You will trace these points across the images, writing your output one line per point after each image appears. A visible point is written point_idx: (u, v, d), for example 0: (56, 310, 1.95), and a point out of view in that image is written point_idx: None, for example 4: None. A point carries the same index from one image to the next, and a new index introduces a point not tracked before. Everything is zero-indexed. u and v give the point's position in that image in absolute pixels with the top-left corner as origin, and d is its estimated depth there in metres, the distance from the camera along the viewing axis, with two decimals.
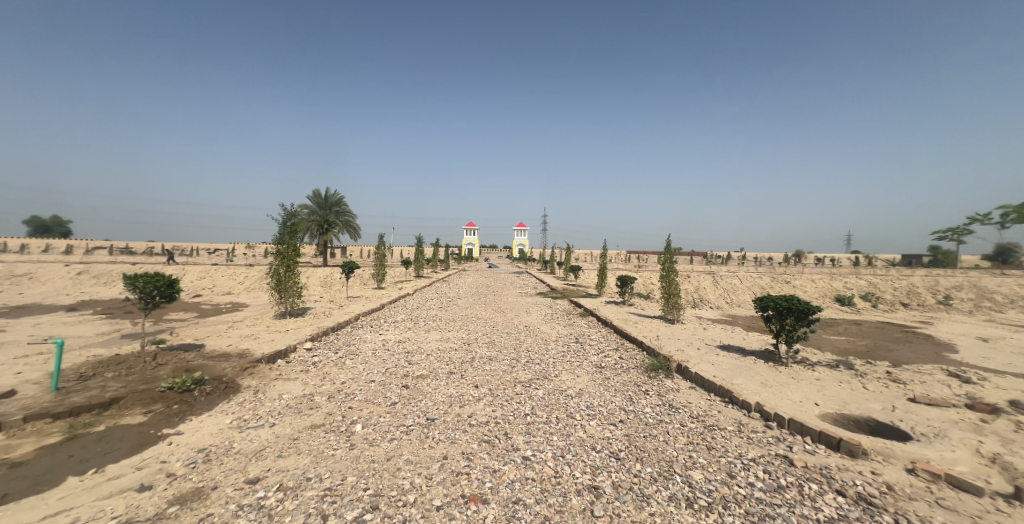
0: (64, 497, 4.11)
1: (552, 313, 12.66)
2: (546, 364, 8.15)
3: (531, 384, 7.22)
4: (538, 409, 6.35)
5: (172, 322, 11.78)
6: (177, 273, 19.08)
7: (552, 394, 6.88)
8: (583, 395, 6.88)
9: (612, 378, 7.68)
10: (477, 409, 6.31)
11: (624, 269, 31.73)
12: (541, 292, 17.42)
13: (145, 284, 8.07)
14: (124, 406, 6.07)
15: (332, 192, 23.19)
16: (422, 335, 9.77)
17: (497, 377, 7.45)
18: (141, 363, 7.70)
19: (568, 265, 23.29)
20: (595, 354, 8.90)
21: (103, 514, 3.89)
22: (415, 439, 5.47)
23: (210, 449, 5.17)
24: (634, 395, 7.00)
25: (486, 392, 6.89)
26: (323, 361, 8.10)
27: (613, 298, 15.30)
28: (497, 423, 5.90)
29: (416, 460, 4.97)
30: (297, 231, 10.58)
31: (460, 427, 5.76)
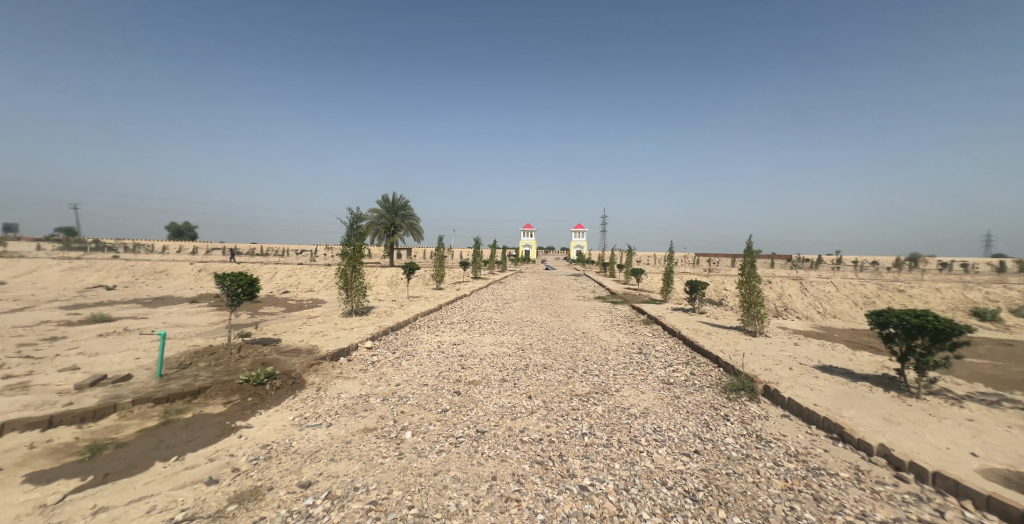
0: (148, 483, 4.24)
1: (611, 319, 11.63)
2: (606, 377, 7.30)
3: (588, 398, 6.46)
4: (597, 428, 5.59)
5: (261, 315, 12.84)
6: (270, 271, 21.09)
7: (613, 411, 6.07)
8: (649, 416, 5.96)
9: (684, 398, 6.60)
10: (530, 423, 5.73)
11: (694, 273, 29.02)
12: (600, 295, 16.30)
13: (231, 282, 8.76)
14: (210, 396, 6.47)
15: (397, 196, 24.01)
16: (476, 338, 9.44)
17: (553, 388, 6.80)
18: (228, 354, 8.29)
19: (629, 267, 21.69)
20: (662, 368, 7.83)
21: (174, 505, 3.88)
22: (464, 453, 5.02)
23: (272, 445, 5.20)
24: (711, 421, 5.89)
25: (540, 404, 6.27)
26: (381, 361, 8.09)
27: (683, 305, 13.72)
28: (551, 442, 5.27)
29: (463, 479, 4.52)
30: (363, 233, 10.80)
31: (511, 444, 5.21)
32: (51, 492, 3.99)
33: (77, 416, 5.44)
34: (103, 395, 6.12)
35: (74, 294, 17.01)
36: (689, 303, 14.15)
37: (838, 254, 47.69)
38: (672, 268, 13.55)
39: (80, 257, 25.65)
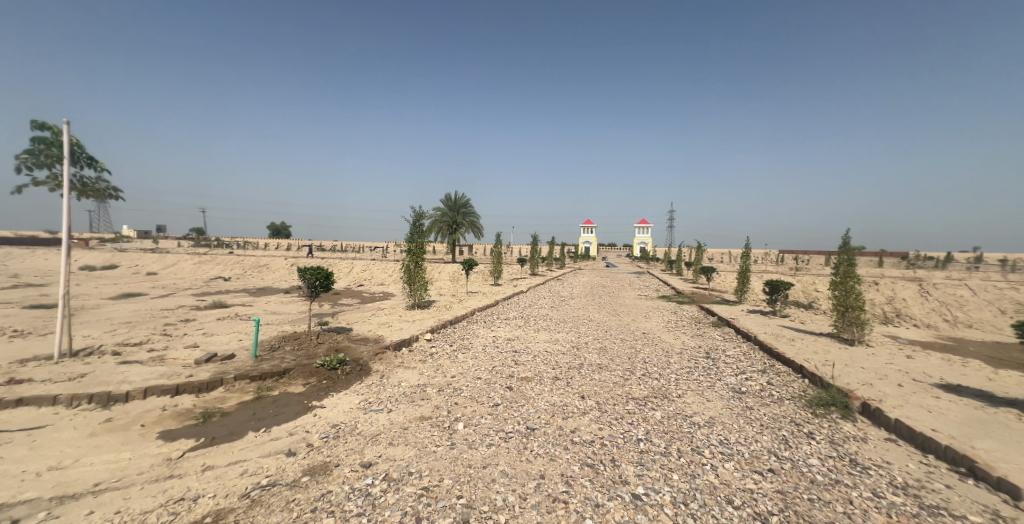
0: (241, 449, 3.78)
1: (676, 320, 10.87)
2: (667, 381, 6.80)
3: (645, 402, 6.01)
4: (654, 435, 4.98)
5: (339, 305, 13.96)
6: (349, 266, 22.91)
7: (671, 417, 5.52)
8: (715, 427, 5.26)
9: (758, 411, 5.76)
10: (581, 424, 5.30)
11: (780, 273, 26.22)
12: (666, 294, 15.38)
13: (311, 276, 9.60)
14: (293, 377, 7.03)
15: (459, 194, 24.66)
16: (531, 334, 9.40)
17: (607, 389, 6.50)
18: (309, 339, 9.19)
19: (700, 266, 20.24)
20: (732, 375, 7.12)
21: (258, 472, 3.41)
22: (513, 449, 4.45)
23: (341, 425, 4.57)
24: (791, 438, 4.96)
25: (593, 405, 5.93)
26: (439, 352, 8.38)
27: (761, 307, 12.44)
28: (603, 445, 4.69)
29: (512, 474, 3.88)
30: (425, 230, 11.21)
31: (561, 444, 4.66)
32: (166, 451, 3.61)
33: (196, 386, 4.97)
34: (213, 370, 6.94)
35: (198, 283, 19.99)
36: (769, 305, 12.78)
37: (975, 253, 39.93)
38: (747, 267, 12.34)
39: (205, 253, 30.15)
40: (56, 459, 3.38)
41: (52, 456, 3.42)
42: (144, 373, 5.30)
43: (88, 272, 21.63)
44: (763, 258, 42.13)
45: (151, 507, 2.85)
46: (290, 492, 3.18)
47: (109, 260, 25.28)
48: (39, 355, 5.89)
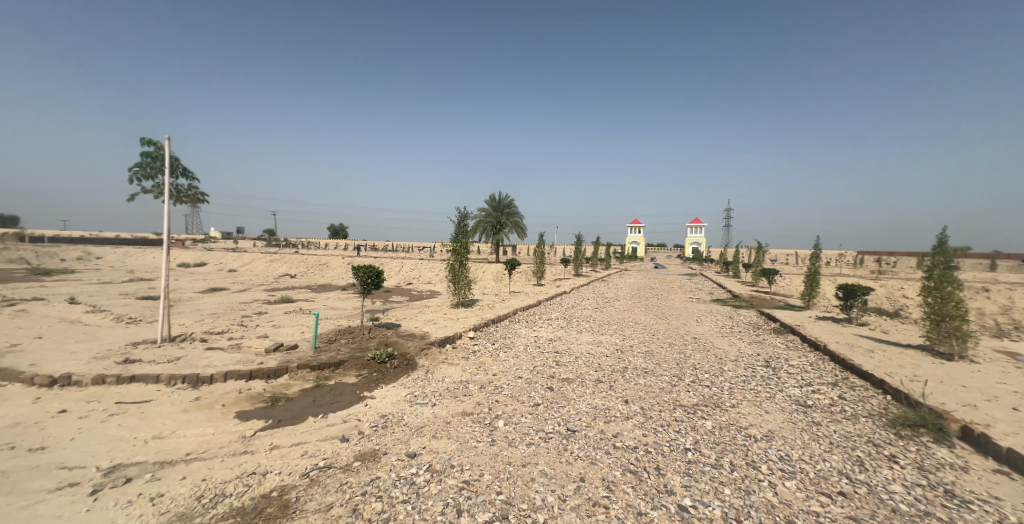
0: (301, 432, 4.08)
1: (730, 326, 10.25)
2: (719, 389, 6.00)
3: (694, 411, 5.14)
4: (703, 445, 4.18)
5: (390, 302, 14.62)
6: (400, 265, 23.91)
7: (723, 428, 4.62)
8: (773, 441, 4.31)
9: (826, 428, 4.70)
10: (625, 429, 4.60)
11: (859, 277, 23.63)
12: (720, 298, 14.64)
13: (364, 274, 10.12)
14: (346, 368, 7.44)
15: (503, 195, 24.91)
16: (573, 336, 9.29)
17: (653, 395, 5.73)
18: (361, 333, 9.70)
19: (759, 268, 18.96)
20: (796, 387, 6.08)
21: (317, 454, 3.66)
22: (552, 449, 4.06)
23: (388, 416, 4.75)
24: (868, 460, 3.95)
25: (637, 411, 5.19)
26: (481, 350, 8.52)
27: (831, 314, 11.37)
28: (647, 452, 4.05)
29: (551, 474, 3.58)
30: (469, 231, 11.42)
31: (602, 447, 4.13)
32: (242, 429, 3.98)
33: (267, 372, 5.38)
34: (279, 360, 7.55)
35: (269, 279, 21.82)
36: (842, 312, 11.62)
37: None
38: (817, 268, 11.41)
39: (275, 252, 32.84)
40: (158, 429, 3.82)
41: (155, 426, 3.86)
42: (224, 358, 5.85)
43: (181, 268, 24.41)
44: (837, 261, 38.42)
45: (229, 478, 3.13)
46: (344, 474, 3.35)
47: (197, 258, 28.39)
48: (143, 339, 6.71)
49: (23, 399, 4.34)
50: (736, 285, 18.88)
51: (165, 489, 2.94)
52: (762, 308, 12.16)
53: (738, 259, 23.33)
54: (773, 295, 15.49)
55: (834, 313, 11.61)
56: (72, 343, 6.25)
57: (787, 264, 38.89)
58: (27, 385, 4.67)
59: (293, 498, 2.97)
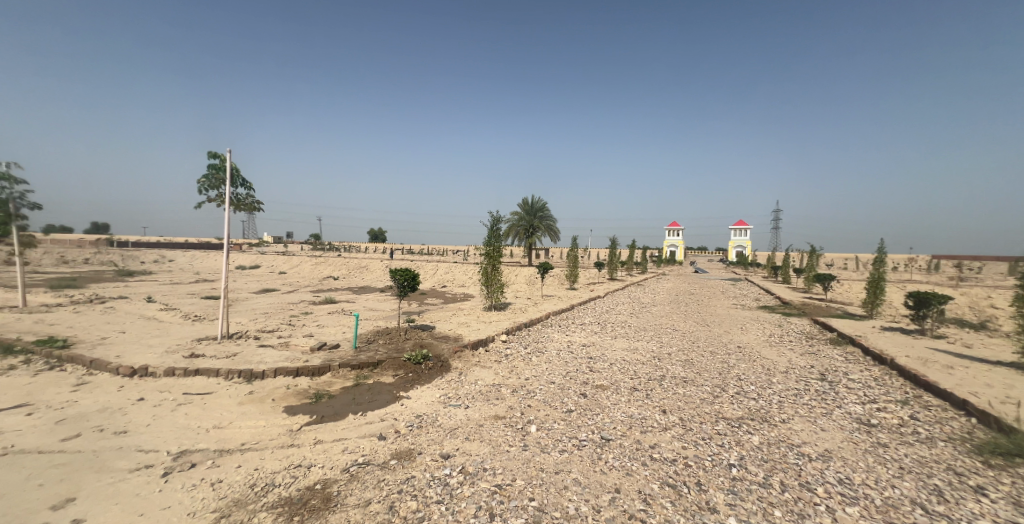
0: (342, 429, 4.25)
1: (779, 335, 9.70)
2: (767, 402, 5.51)
3: (739, 424, 4.80)
4: (750, 462, 3.91)
5: (425, 305, 14.95)
6: (435, 268, 24.39)
7: (773, 445, 4.27)
8: (831, 461, 3.94)
9: (894, 450, 4.20)
10: (663, 440, 4.38)
11: (935, 284, 21.37)
12: (767, 305, 13.89)
13: (401, 276, 10.41)
14: (383, 368, 7.68)
15: (536, 198, 24.91)
16: (607, 342, 9.14)
17: (693, 406, 5.37)
18: (397, 334, 9.98)
19: (811, 274, 17.87)
20: (858, 405, 5.45)
21: (356, 450, 3.81)
22: (586, 457, 3.98)
23: (423, 416, 4.86)
24: (948, 490, 3.45)
25: (676, 421, 4.90)
26: (513, 354, 8.55)
27: (898, 324, 10.44)
28: (687, 465, 3.86)
29: (585, 483, 3.52)
30: (501, 234, 11.51)
31: (638, 458, 3.98)
32: (289, 423, 4.20)
33: (311, 370, 5.65)
34: (322, 358, 7.91)
35: (315, 281, 22.91)
36: (911, 323, 10.64)
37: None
38: (881, 274, 10.60)
39: (321, 255, 34.43)
40: (217, 420, 4.10)
41: (216, 417, 4.15)
42: (274, 355, 6.19)
43: (237, 270, 26.14)
44: (904, 266, 35.28)
45: (278, 469, 3.32)
46: (381, 472, 3.47)
47: (249, 260, 30.26)
48: (206, 335, 7.23)
49: (109, 387, 4.79)
50: (786, 292, 17.76)
51: (224, 475, 3.16)
52: (814, 317, 11.45)
53: (787, 263, 22.09)
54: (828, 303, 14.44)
55: (898, 323, 10.72)
56: (148, 337, 6.85)
57: (844, 269, 36.18)
58: (112, 374, 5.15)
59: (334, 491, 3.10)
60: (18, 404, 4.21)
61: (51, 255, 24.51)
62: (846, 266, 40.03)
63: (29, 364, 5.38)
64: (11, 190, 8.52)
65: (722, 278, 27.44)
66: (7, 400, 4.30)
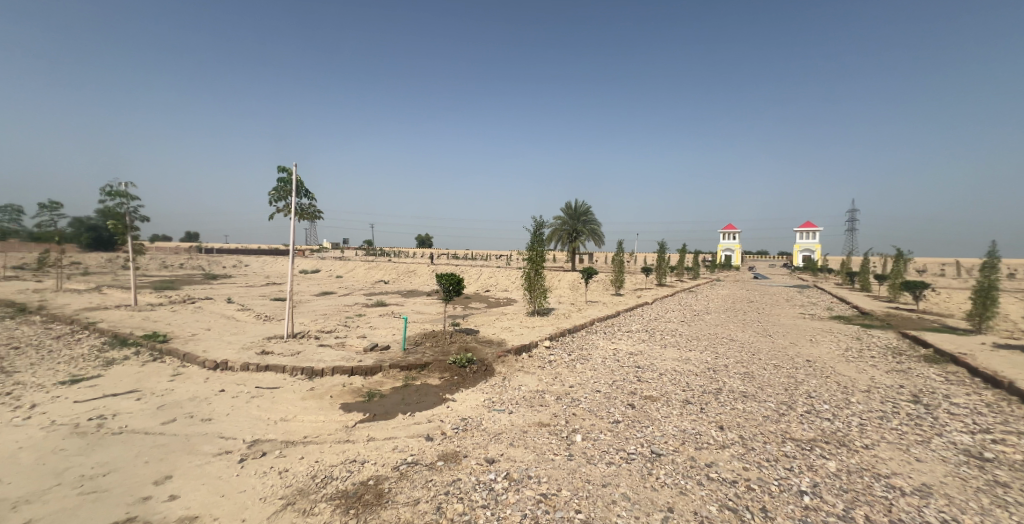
0: (393, 427, 4.43)
1: (858, 349, 8.79)
2: (845, 425, 4.91)
3: (810, 447, 4.35)
4: (824, 490, 3.57)
5: (469, 309, 15.23)
6: (480, 273, 24.76)
7: (853, 472, 3.85)
8: (931, 499, 3.44)
9: (1019, 492, 3.57)
10: (720, 458, 4.12)
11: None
12: (841, 316, 12.69)
13: (446, 281, 10.68)
14: (430, 370, 7.89)
15: (580, 202, 24.68)
16: (656, 351, 8.83)
17: (755, 424, 4.97)
18: (443, 337, 10.23)
19: (897, 282, 16.03)
20: (968, 435, 4.70)
21: (406, 449, 3.95)
22: (635, 472, 3.85)
23: (468, 419, 4.95)
24: None
25: (735, 438, 4.58)
26: (557, 361, 8.48)
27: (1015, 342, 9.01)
28: (749, 488, 3.61)
29: (634, 500, 3.41)
30: (544, 239, 11.52)
31: (692, 476, 3.79)
32: (344, 420, 4.43)
33: (364, 369, 5.93)
34: (373, 359, 8.28)
35: (368, 285, 24.08)
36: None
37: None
38: (993, 284, 9.21)
39: (375, 260, 36.30)
40: (284, 412, 4.42)
41: (284, 410, 4.48)
42: (332, 354, 6.57)
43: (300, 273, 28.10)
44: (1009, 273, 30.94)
45: (336, 463, 3.52)
46: (428, 473, 3.56)
47: (308, 265, 32.36)
48: (274, 334, 7.81)
49: (196, 378, 5.30)
50: (867, 301, 16.02)
51: (290, 465, 3.40)
52: (904, 331, 10.23)
53: (866, 270, 20.05)
54: (921, 315, 12.83)
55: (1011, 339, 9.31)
56: (228, 335, 7.52)
57: (932, 275, 32.29)
58: (200, 367, 5.70)
59: (386, 488, 3.24)
60: (130, 389, 4.79)
61: (152, 260, 27.82)
62: (935, 272, 35.65)
63: (138, 355, 6.12)
64: (127, 206, 9.63)
65: (787, 285, 25.46)
66: (122, 385, 4.91)
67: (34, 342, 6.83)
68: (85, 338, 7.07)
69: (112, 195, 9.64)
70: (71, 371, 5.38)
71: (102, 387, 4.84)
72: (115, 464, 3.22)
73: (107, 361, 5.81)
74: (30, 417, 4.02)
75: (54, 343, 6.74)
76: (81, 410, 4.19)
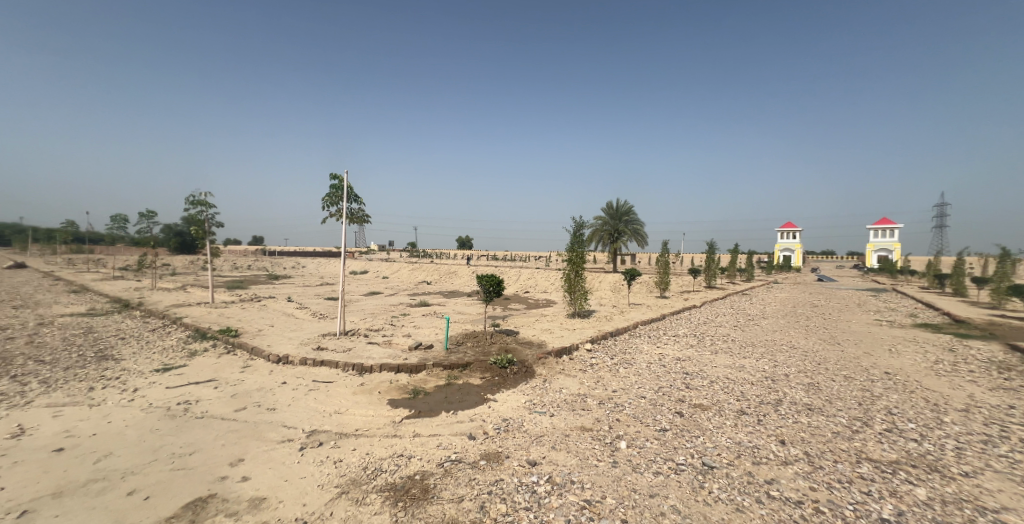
0: (436, 425, 4.55)
1: (952, 363, 7.83)
2: (936, 448, 4.42)
3: (892, 470, 3.96)
4: (911, 520, 3.23)
5: (510, 310, 15.34)
6: (520, 274, 24.86)
7: (945, 503, 3.46)
8: None
9: None
10: (783, 475, 3.88)
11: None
12: (928, 324, 11.42)
13: (487, 281, 10.81)
14: (471, 370, 8.02)
15: (622, 202, 24.19)
16: (705, 357, 8.46)
17: (825, 440, 4.60)
18: (484, 338, 10.37)
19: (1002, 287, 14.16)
20: None
21: (450, 447, 4.05)
22: (686, 484, 3.71)
23: (509, 420, 4.99)
24: None
25: (799, 455, 4.29)
26: (599, 364, 8.36)
27: None
28: (818, 510, 3.36)
29: (685, 513, 3.29)
30: (584, 240, 11.39)
31: (749, 492, 3.59)
32: (390, 415, 4.60)
33: (409, 367, 6.14)
34: (418, 357, 8.55)
35: (411, 285, 24.90)
36: None
37: None
38: None
39: (419, 261, 37.43)
40: (338, 406, 4.67)
41: (339, 403, 4.74)
42: (380, 352, 6.86)
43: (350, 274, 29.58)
44: None
45: (385, 456, 3.67)
46: (471, 472, 3.63)
47: (357, 265, 33.95)
48: (328, 331, 8.26)
49: (263, 370, 5.72)
50: (961, 308, 14.27)
51: (343, 456, 3.59)
52: (1010, 343, 9.00)
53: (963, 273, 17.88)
54: None
55: None
56: (288, 331, 8.05)
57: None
58: (266, 360, 6.15)
59: (431, 484, 3.33)
60: (209, 378, 5.26)
61: (223, 260, 30.45)
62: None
63: (215, 347, 6.70)
64: (206, 213, 10.56)
65: (859, 288, 23.36)
66: (203, 374, 5.40)
67: (134, 333, 7.68)
68: (173, 331, 7.85)
69: (195, 204, 10.61)
70: (163, 360, 5.99)
71: (187, 375, 5.34)
72: (198, 446, 3.54)
73: (191, 352, 6.41)
74: (132, 399, 4.51)
75: (149, 335, 7.54)
76: (172, 395, 4.65)
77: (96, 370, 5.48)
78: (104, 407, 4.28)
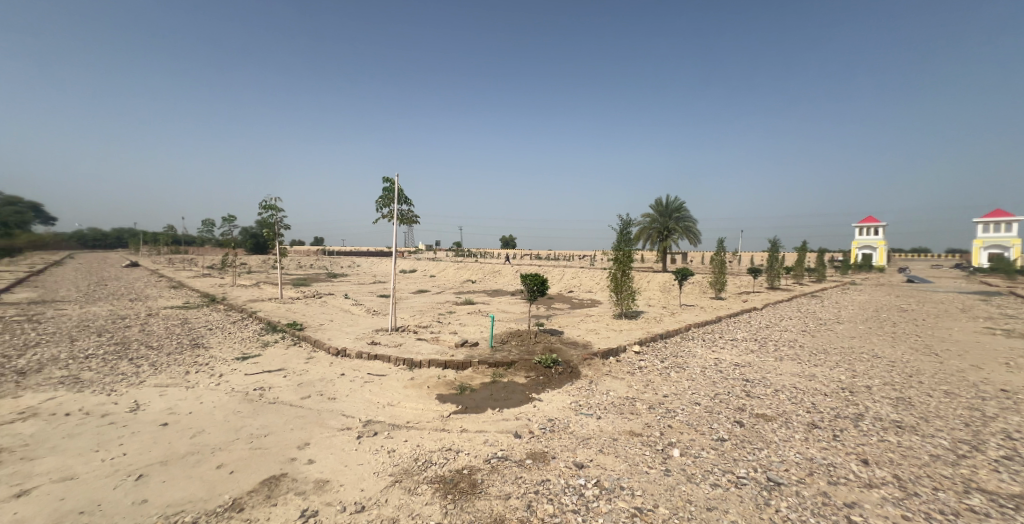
0: (483, 421, 4.62)
1: None
2: None
3: (1012, 504, 3.47)
4: None
5: (555, 309, 15.26)
6: (565, 273, 24.63)
7: None
8: None
9: None
10: (865, 500, 3.55)
11: None
12: None
13: (531, 281, 10.82)
14: (516, 369, 8.06)
15: (671, 198, 23.29)
16: (766, 364, 7.94)
17: (921, 465, 4.14)
18: (529, 337, 10.39)
19: None
20: None
21: (496, 444, 4.10)
22: (747, 499, 3.50)
23: (555, 420, 4.98)
24: None
25: (891, 478, 3.90)
26: (648, 368, 8.10)
27: None
28: None
29: None
30: (632, 239, 11.09)
31: (821, 514, 3.33)
32: (438, 410, 4.73)
33: (456, 363, 6.28)
34: (464, 354, 8.73)
35: (457, 284, 25.48)
36: None
37: None
38: None
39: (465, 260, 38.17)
40: (391, 398, 4.89)
41: (392, 396, 4.95)
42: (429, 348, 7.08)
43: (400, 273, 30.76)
44: None
45: (435, 449, 3.79)
46: (519, 471, 3.65)
47: (407, 265, 35.24)
48: (381, 327, 8.66)
49: (324, 362, 6.10)
50: None
51: (397, 446, 3.75)
52: None
53: None
54: None
55: None
56: (346, 326, 8.53)
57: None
58: (326, 353, 6.55)
59: (479, 479, 3.40)
60: (279, 367, 5.68)
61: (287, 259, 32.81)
62: None
63: (284, 339, 7.24)
64: (276, 217, 11.41)
65: (953, 291, 20.79)
66: (274, 364, 5.84)
67: (217, 325, 8.48)
68: (249, 323, 8.58)
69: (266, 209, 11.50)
70: (243, 349, 6.56)
71: (261, 364, 5.81)
72: (273, 428, 3.84)
73: (264, 343, 6.96)
74: (219, 383, 4.97)
75: (230, 327, 8.28)
76: (250, 381, 5.08)
77: (190, 356, 6.11)
78: (198, 389, 4.75)
